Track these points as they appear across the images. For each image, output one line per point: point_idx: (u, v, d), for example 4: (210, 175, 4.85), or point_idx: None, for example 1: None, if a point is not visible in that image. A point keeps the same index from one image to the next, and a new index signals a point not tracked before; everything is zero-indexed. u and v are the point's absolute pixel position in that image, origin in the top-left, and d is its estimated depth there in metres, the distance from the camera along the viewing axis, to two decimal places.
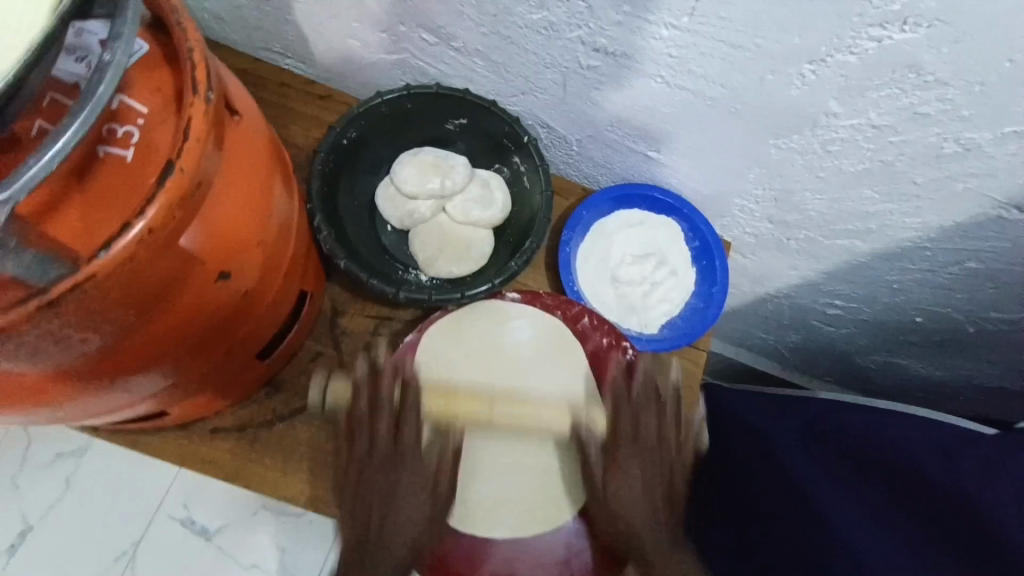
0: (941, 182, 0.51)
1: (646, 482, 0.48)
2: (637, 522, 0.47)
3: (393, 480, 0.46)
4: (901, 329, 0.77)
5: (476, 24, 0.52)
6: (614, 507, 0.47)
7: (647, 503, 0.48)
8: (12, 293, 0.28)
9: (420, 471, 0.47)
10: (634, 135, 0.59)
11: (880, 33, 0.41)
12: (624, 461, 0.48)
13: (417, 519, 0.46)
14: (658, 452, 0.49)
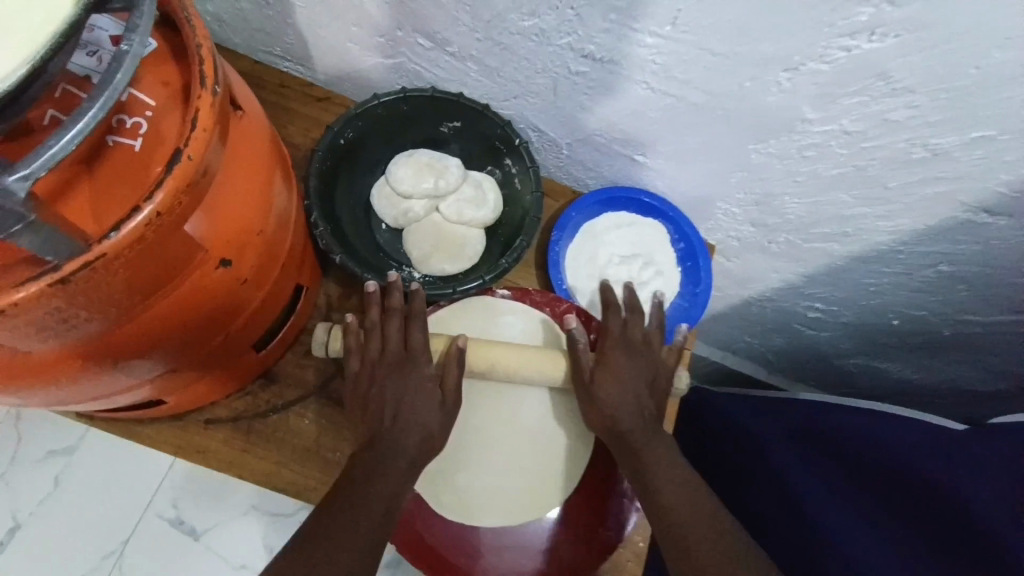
0: (912, 187, 0.54)
1: (633, 378, 0.54)
2: (625, 415, 0.53)
3: (405, 381, 0.52)
4: (879, 332, 0.80)
5: (470, 29, 0.54)
6: (605, 396, 0.53)
7: (633, 396, 0.54)
8: (24, 272, 0.30)
9: (428, 380, 0.52)
10: (621, 140, 0.62)
11: (850, 43, 0.43)
12: (613, 354, 0.55)
13: (429, 419, 0.51)
14: (642, 354, 0.56)
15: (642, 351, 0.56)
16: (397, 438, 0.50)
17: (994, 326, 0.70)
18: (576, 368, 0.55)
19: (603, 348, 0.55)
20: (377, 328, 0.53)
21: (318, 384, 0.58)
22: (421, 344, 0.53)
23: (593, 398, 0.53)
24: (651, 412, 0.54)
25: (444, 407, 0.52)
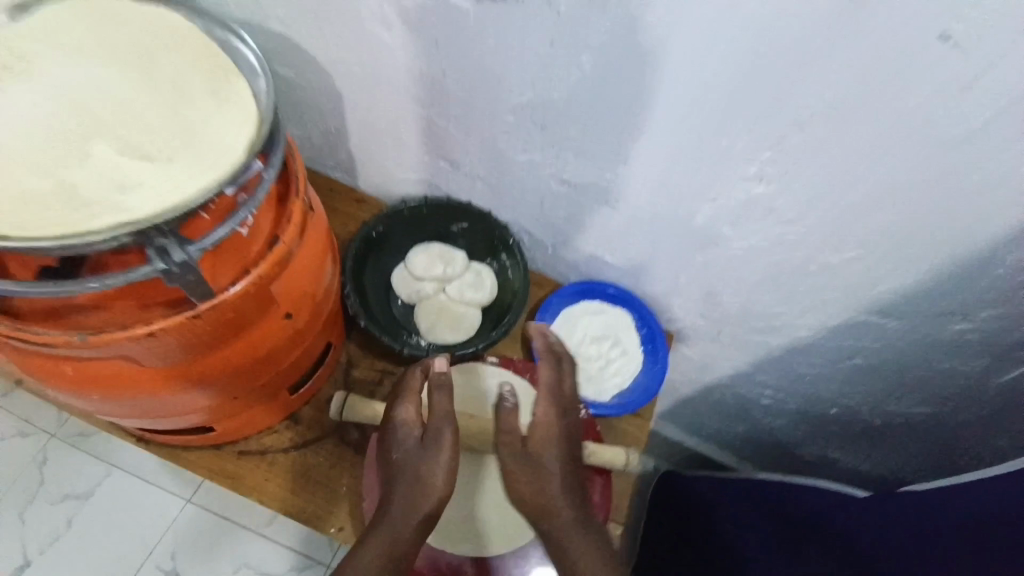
0: (817, 293, 0.69)
1: (561, 439, 0.60)
2: (553, 477, 0.58)
3: (394, 424, 0.60)
4: (824, 419, 0.91)
5: (480, 159, 0.72)
6: (539, 459, 0.58)
7: (563, 459, 0.59)
8: (169, 309, 0.44)
9: (411, 424, 0.60)
10: (593, 244, 0.78)
11: (749, 186, 0.60)
12: (542, 414, 0.61)
13: (411, 454, 0.58)
14: (567, 417, 0.62)
15: (570, 411, 0.63)
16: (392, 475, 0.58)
17: (915, 417, 0.81)
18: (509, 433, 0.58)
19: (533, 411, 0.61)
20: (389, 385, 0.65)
21: (334, 427, 0.69)
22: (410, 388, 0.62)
23: (529, 462, 0.58)
24: (572, 476, 0.59)
25: (422, 440, 0.58)
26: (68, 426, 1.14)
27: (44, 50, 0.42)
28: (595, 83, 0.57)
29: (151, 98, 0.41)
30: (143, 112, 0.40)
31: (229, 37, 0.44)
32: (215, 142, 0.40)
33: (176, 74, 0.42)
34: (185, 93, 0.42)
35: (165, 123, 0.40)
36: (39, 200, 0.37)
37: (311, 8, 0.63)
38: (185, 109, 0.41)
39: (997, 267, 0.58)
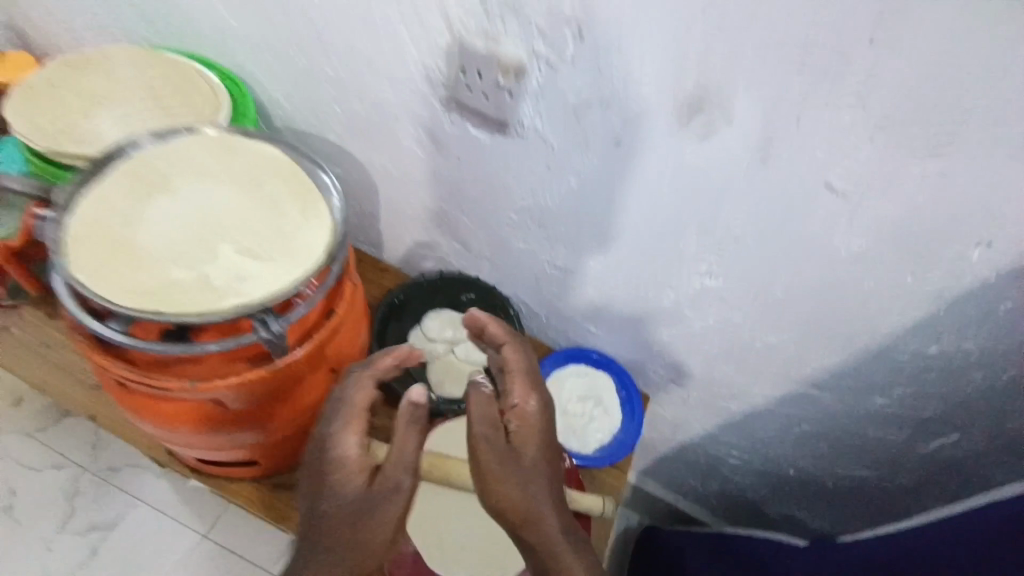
0: (765, 367, 0.83)
1: (541, 435, 0.62)
2: (534, 473, 0.60)
3: (334, 466, 0.58)
4: (784, 480, 1.02)
5: (487, 244, 0.88)
6: (520, 456, 0.60)
7: (542, 453, 0.61)
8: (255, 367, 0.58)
9: (352, 464, 0.58)
10: (580, 317, 0.93)
11: (700, 279, 0.75)
12: (523, 408, 0.62)
13: (356, 499, 0.56)
14: (544, 410, 0.63)
15: (547, 405, 0.64)
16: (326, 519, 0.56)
17: (860, 478, 0.93)
18: (491, 427, 0.60)
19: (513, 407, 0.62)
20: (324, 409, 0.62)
21: None
22: (353, 421, 0.59)
23: (511, 459, 0.59)
24: (553, 472, 0.61)
25: (368, 488, 0.57)
26: (98, 461, 1.23)
27: (176, 172, 0.56)
28: (581, 196, 0.73)
29: (253, 209, 0.55)
30: (252, 224, 0.55)
31: (316, 167, 0.59)
32: (307, 249, 0.54)
33: (275, 194, 0.57)
34: (282, 210, 0.56)
35: (268, 232, 0.54)
36: (181, 288, 0.50)
37: (362, 126, 0.80)
38: (283, 222, 0.55)
39: (902, 354, 0.71)
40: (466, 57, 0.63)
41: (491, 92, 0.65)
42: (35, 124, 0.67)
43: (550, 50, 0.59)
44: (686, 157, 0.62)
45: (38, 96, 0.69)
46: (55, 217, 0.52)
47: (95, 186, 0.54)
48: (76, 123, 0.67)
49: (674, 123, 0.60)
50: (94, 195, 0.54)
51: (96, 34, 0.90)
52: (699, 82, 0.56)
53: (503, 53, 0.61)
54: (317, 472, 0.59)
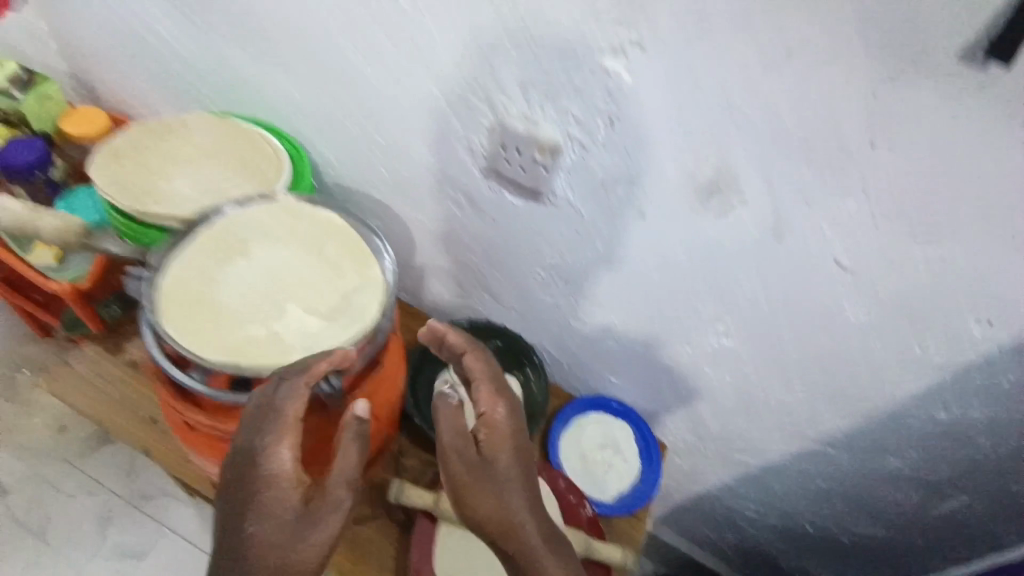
0: (780, 424, 0.86)
1: (512, 440, 0.65)
2: (505, 478, 0.63)
3: (266, 482, 0.53)
4: (800, 534, 1.04)
5: (515, 297, 0.94)
6: (490, 462, 0.63)
7: (514, 457, 0.64)
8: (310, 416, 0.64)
9: (286, 479, 0.53)
10: (602, 368, 0.97)
11: (718, 339, 0.80)
12: (490, 412, 0.66)
13: (292, 520, 0.52)
14: (514, 414, 0.67)
15: (515, 408, 0.67)
16: (256, 544, 0.51)
17: (875, 535, 0.95)
18: (460, 437, 0.65)
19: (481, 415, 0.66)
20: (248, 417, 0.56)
21: (384, 506, 0.85)
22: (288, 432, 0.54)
23: (481, 467, 0.63)
24: (526, 475, 0.64)
25: (305, 507, 0.53)
26: (132, 488, 1.26)
27: (251, 236, 0.64)
28: (606, 259, 0.79)
29: (317, 272, 0.62)
30: (316, 285, 0.62)
31: (371, 233, 0.66)
32: (363, 311, 0.61)
33: (335, 257, 0.64)
34: (341, 272, 0.63)
35: (330, 293, 0.62)
36: (259, 345, 0.58)
37: (405, 188, 0.87)
38: (342, 284, 0.62)
39: (912, 419, 0.75)
40: (507, 136, 0.70)
41: (528, 167, 0.72)
42: (125, 186, 0.74)
43: (583, 133, 0.66)
44: (706, 232, 0.68)
45: (121, 157, 0.77)
46: (149, 276, 0.60)
47: (183, 249, 0.62)
48: (157, 186, 0.75)
49: (695, 202, 0.66)
50: (182, 257, 0.62)
51: (163, 96, 0.97)
52: (717, 171, 0.62)
53: (541, 135, 0.68)
54: (241, 488, 0.53)
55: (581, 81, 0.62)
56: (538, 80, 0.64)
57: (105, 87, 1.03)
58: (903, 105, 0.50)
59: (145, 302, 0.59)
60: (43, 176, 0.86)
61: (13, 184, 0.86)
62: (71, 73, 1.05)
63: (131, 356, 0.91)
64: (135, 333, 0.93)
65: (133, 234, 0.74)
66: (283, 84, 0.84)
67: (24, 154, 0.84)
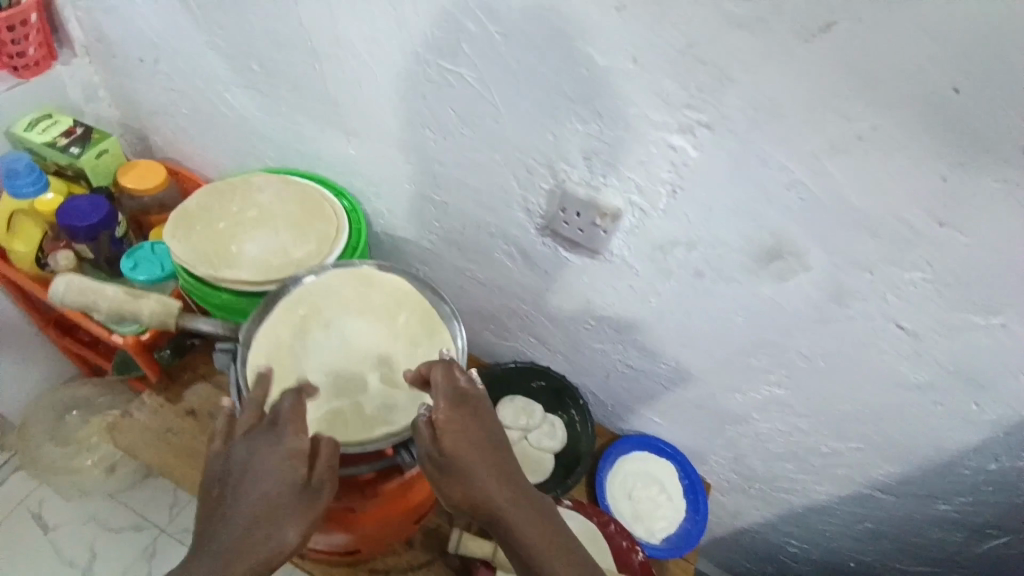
0: (828, 466, 0.88)
1: (481, 437, 0.56)
2: (480, 476, 0.55)
3: (269, 459, 0.53)
4: (843, 570, 1.05)
5: (562, 341, 0.96)
6: (458, 465, 0.55)
7: (485, 455, 0.56)
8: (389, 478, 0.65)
9: (294, 457, 0.54)
10: (647, 409, 0.99)
11: (771, 388, 0.81)
12: (447, 414, 0.57)
13: (290, 494, 0.53)
14: (482, 409, 0.59)
15: (481, 408, 0.59)
16: (242, 517, 0.51)
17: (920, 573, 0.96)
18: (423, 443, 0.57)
19: (439, 416, 0.57)
20: (255, 411, 0.57)
21: (442, 551, 0.86)
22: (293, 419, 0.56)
23: (449, 470, 0.55)
24: (505, 469, 0.56)
25: (306, 485, 0.54)
26: (176, 522, 1.22)
27: (330, 306, 0.68)
28: (659, 312, 0.80)
29: (393, 342, 0.67)
30: (395, 354, 0.66)
31: (441, 299, 0.70)
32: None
33: (410, 326, 0.68)
34: (417, 340, 0.67)
35: (408, 361, 0.66)
36: (343, 415, 0.62)
37: (457, 242, 0.88)
38: (419, 351, 0.66)
39: (964, 469, 0.76)
40: (567, 200, 0.72)
41: (586, 228, 0.74)
42: (198, 249, 0.77)
43: (644, 199, 0.68)
44: (763, 291, 0.70)
45: (190, 221, 0.80)
46: (239, 347, 0.64)
47: (265, 321, 0.66)
48: (228, 249, 0.78)
49: (755, 265, 0.68)
50: (265, 329, 0.65)
51: (216, 148, 0.99)
52: (777, 241, 0.64)
53: (602, 201, 0.70)
54: (237, 461, 0.53)
55: (645, 154, 0.63)
56: (602, 152, 0.66)
57: (156, 137, 1.05)
58: (971, 188, 0.52)
59: (235, 373, 0.62)
60: (107, 235, 0.88)
61: (78, 244, 0.88)
62: (121, 123, 1.06)
63: (188, 405, 0.92)
64: (191, 382, 0.94)
65: (206, 294, 0.78)
66: (339, 143, 0.85)
67: (89, 216, 0.86)
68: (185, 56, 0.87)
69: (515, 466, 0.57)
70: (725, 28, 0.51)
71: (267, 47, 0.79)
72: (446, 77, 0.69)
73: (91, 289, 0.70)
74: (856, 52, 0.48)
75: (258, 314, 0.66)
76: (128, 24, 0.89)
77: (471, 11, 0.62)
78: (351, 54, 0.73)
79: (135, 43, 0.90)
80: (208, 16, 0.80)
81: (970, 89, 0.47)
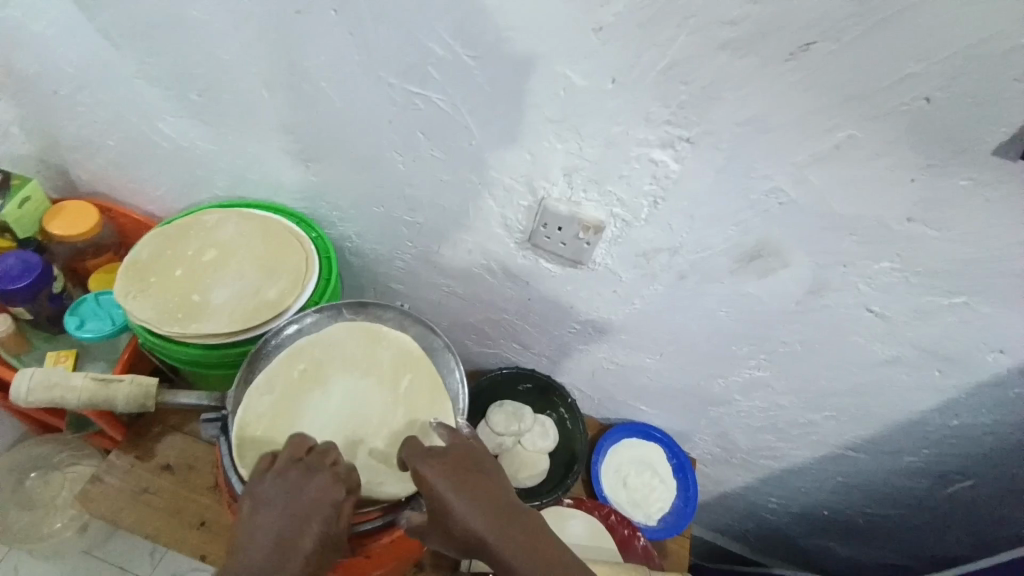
0: (806, 434, 0.93)
1: (465, 478, 0.57)
2: (472, 516, 0.54)
3: (313, 500, 0.54)
4: (819, 520, 1.14)
5: (546, 346, 0.96)
6: (446, 512, 0.55)
7: (472, 496, 0.55)
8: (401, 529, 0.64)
9: (332, 506, 0.54)
10: (634, 398, 1.01)
11: (752, 370, 0.85)
12: (422, 467, 0.57)
13: (320, 538, 0.53)
14: (458, 450, 0.60)
15: (460, 451, 0.60)
16: (270, 540, 0.52)
17: (888, 516, 1.05)
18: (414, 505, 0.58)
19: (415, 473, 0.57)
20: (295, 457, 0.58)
21: (452, 568, 0.85)
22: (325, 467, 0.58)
23: (440, 521, 0.55)
24: (495, 505, 0.56)
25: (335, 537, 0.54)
26: (160, 568, 1.16)
27: (332, 368, 0.71)
28: (644, 313, 0.82)
29: (386, 410, 0.69)
30: (393, 417, 0.68)
31: (432, 333, 0.75)
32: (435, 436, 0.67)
33: (409, 387, 0.71)
34: (416, 405, 0.69)
35: (405, 423, 0.68)
36: None
37: (434, 261, 0.86)
38: (417, 415, 0.69)
39: (928, 425, 0.83)
40: (548, 217, 0.71)
41: (569, 241, 0.73)
42: (160, 306, 0.73)
43: (626, 211, 0.68)
44: (744, 287, 0.72)
45: (148, 274, 0.76)
46: (227, 419, 0.65)
47: (254, 389, 0.67)
48: (192, 300, 0.74)
49: (736, 264, 0.70)
50: (254, 399, 0.67)
51: (157, 180, 0.91)
52: (758, 242, 0.66)
53: (585, 215, 0.70)
54: (277, 492, 0.54)
55: (627, 168, 0.63)
56: (584, 168, 0.65)
57: (82, 171, 0.95)
58: (943, 188, 0.55)
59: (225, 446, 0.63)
60: (46, 292, 0.83)
61: (14, 306, 0.82)
62: (39, 159, 0.96)
63: (165, 459, 0.87)
64: (162, 436, 0.88)
65: (173, 356, 0.74)
66: (298, 170, 0.81)
67: (22, 276, 0.80)
68: (113, 86, 0.79)
69: (507, 498, 0.57)
70: (709, 51, 0.52)
71: (209, 74, 0.73)
72: (413, 100, 0.66)
73: (59, 383, 0.66)
74: (832, 70, 0.50)
75: (247, 367, 0.69)
76: (36, 55, 0.79)
77: (437, 33, 0.59)
78: (307, 79, 0.68)
79: (47, 74, 0.81)
80: (133, 43, 0.73)
81: (941, 98, 0.50)
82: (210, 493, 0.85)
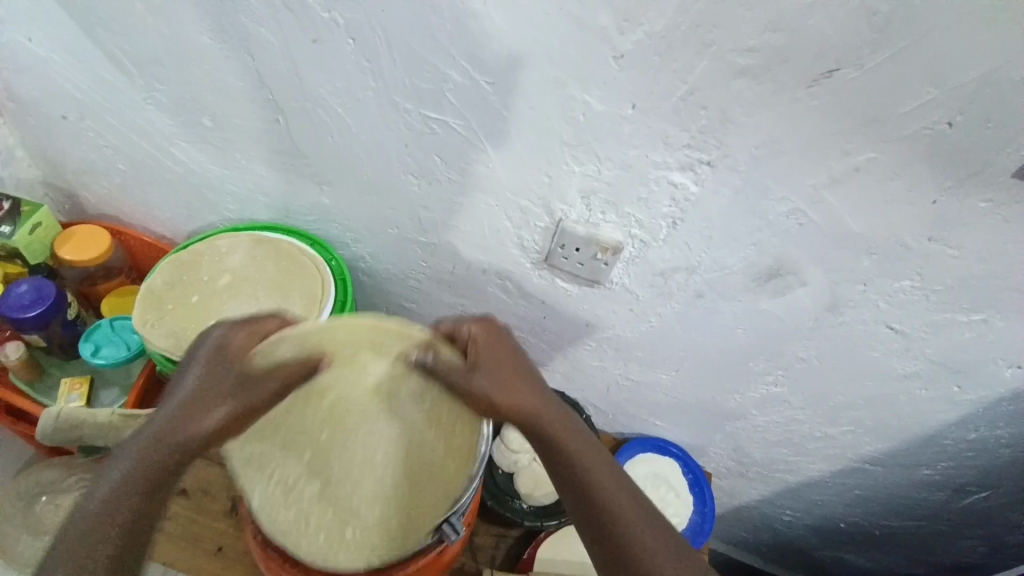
0: (822, 447, 0.93)
1: (510, 352, 0.62)
2: (520, 386, 0.59)
3: (207, 348, 0.58)
4: (834, 532, 1.14)
5: (560, 363, 0.96)
6: (493, 367, 0.59)
7: (520, 368, 0.61)
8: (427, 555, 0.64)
9: (231, 349, 0.58)
10: (649, 413, 1.01)
11: (769, 386, 0.85)
12: (470, 330, 0.62)
13: (217, 378, 0.56)
14: (502, 327, 0.65)
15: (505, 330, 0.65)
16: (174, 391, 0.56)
17: (905, 527, 1.05)
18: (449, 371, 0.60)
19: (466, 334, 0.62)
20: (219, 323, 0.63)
21: None
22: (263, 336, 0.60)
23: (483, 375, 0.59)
24: (541, 388, 0.61)
25: (244, 377, 0.56)
26: None
27: None
28: (661, 329, 0.81)
29: None
30: None
31: None
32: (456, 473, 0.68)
33: None
34: None
35: None
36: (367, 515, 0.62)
37: (448, 280, 0.86)
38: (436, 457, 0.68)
39: (945, 439, 0.83)
40: (565, 238, 0.71)
41: (586, 262, 0.73)
42: (177, 333, 0.73)
43: (643, 232, 0.68)
44: (761, 305, 0.72)
45: (166, 300, 0.76)
46: None
47: None
48: (208, 326, 0.74)
49: (754, 282, 0.70)
50: None
51: (166, 203, 0.91)
52: (777, 261, 0.66)
53: (603, 236, 0.70)
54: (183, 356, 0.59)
55: (645, 190, 0.63)
56: (602, 190, 0.65)
57: (91, 195, 0.95)
58: (962, 209, 0.56)
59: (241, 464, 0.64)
60: (57, 320, 0.82)
61: (26, 333, 0.82)
62: (48, 182, 0.96)
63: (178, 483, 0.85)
64: None
65: None
66: (312, 194, 0.81)
67: (33, 304, 0.80)
68: (122, 112, 0.79)
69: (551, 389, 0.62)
70: (729, 77, 0.52)
71: (220, 102, 0.73)
72: (428, 124, 0.66)
73: (82, 422, 0.66)
74: (854, 97, 0.51)
75: None
76: (44, 81, 0.79)
77: (454, 60, 0.59)
78: (321, 105, 0.68)
79: (55, 100, 0.81)
80: (144, 71, 0.73)
81: (962, 123, 0.50)
82: (225, 517, 0.84)
